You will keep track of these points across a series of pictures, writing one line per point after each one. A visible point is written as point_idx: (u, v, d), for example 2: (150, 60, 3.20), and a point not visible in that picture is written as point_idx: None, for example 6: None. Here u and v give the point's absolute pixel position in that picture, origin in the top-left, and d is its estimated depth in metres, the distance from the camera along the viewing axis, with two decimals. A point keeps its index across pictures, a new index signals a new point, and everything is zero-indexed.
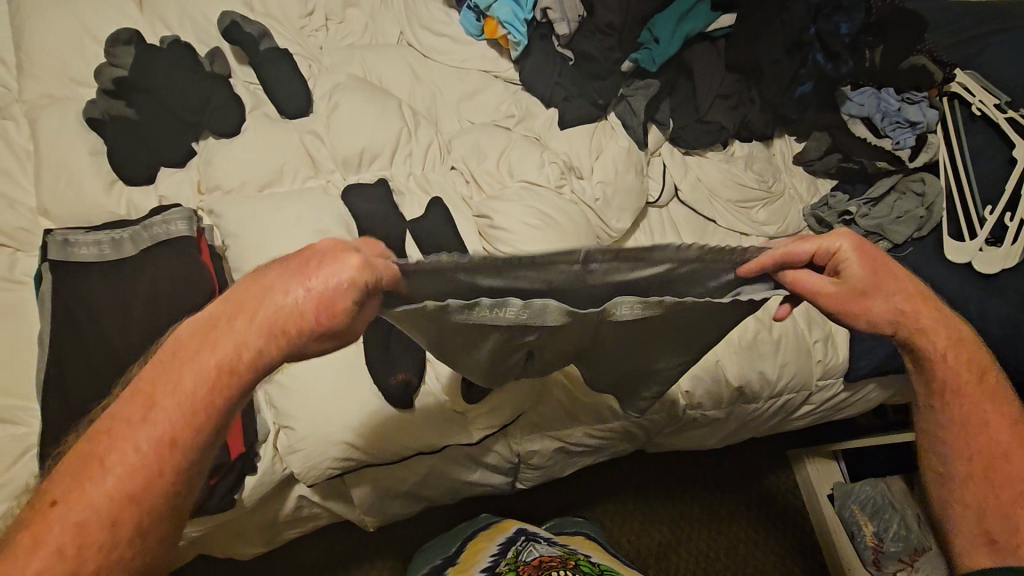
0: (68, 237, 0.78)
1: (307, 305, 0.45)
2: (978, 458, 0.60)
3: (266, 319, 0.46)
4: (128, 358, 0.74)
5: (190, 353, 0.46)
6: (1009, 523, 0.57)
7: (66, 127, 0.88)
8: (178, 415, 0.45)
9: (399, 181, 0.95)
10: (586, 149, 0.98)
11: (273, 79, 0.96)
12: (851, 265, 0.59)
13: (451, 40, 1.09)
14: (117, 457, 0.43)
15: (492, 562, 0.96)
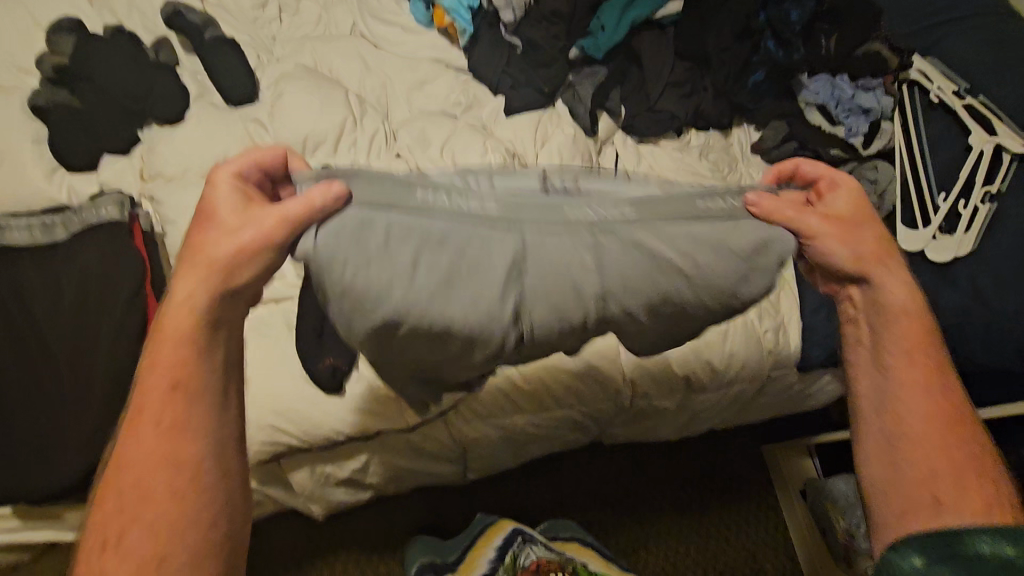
0: (1, 221, 0.79)
1: (215, 221, 0.53)
2: (936, 424, 0.58)
3: (185, 266, 0.53)
4: (57, 341, 0.75)
5: (164, 341, 0.52)
6: (946, 484, 0.56)
7: (11, 115, 0.89)
8: (168, 372, 0.51)
9: (343, 169, 0.95)
10: (531, 138, 0.98)
11: (220, 68, 0.97)
12: (836, 196, 0.62)
13: (402, 30, 1.09)
14: (136, 444, 0.49)
15: (494, 567, 1.01)
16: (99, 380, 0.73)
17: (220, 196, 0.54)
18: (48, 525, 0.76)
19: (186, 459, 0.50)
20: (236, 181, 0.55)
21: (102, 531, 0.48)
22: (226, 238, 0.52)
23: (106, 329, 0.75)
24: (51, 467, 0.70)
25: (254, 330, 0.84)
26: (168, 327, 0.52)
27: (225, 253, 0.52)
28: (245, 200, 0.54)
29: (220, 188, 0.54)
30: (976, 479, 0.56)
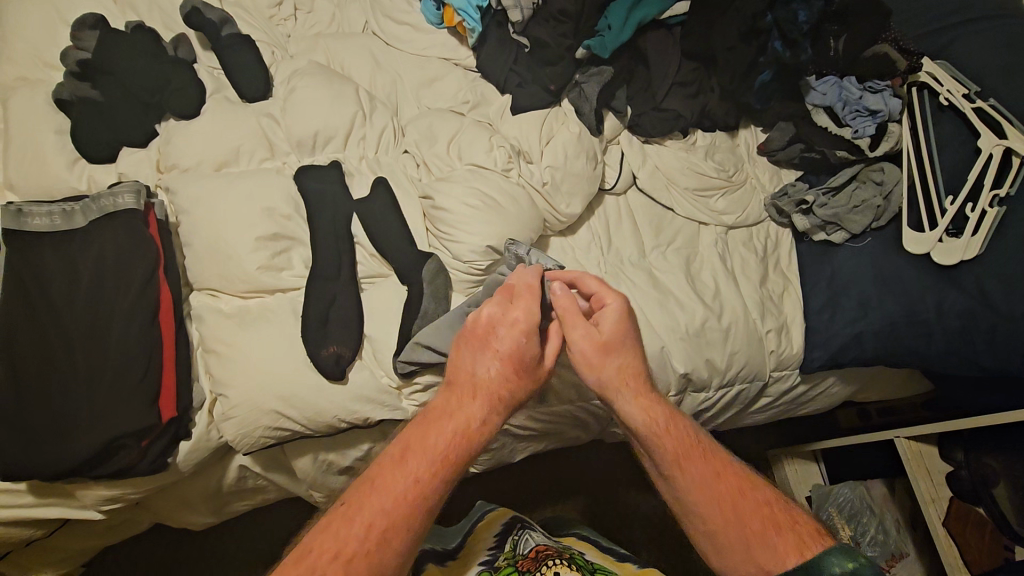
0: (22, 207, 0.81)
1: (500, 359, 0.68)
2: (735, 492, 0.64)
3: (491, 386, 0.67)
4: (72, 323, 0.77)
5: (443, 424, 0.65)
6: (772, 541, 0.60)
7: (36, 107, 0.93)
8: (443, 447, 0.64)
9: (352, 164, 0.98)
10: (536, 135, 0.99)
11: (235, 64, 1.00)
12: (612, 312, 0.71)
13: (412, 28, 1.11)
14: (389, 486, 0.60)
15: (491, 556, 0.98)
16: (112, 362, 0.76)
17: (517, 336, 0.68)
18: (61, 501, 0.79)
19: (412, 518, 0.60)
20: (527, 334, 0.68)
21: (343, 543, 0.57)
22: (510, 380, 0.68)
23: (120, 314, 0.78)
24: (62, 445, 0.73)
25: (261, 317, 0.86)
26: (466, 423, 0.65)
27: (507, 387, 0.68)
28: (528, 351, 0.68)
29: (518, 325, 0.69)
30: (790, 523, 0.62)
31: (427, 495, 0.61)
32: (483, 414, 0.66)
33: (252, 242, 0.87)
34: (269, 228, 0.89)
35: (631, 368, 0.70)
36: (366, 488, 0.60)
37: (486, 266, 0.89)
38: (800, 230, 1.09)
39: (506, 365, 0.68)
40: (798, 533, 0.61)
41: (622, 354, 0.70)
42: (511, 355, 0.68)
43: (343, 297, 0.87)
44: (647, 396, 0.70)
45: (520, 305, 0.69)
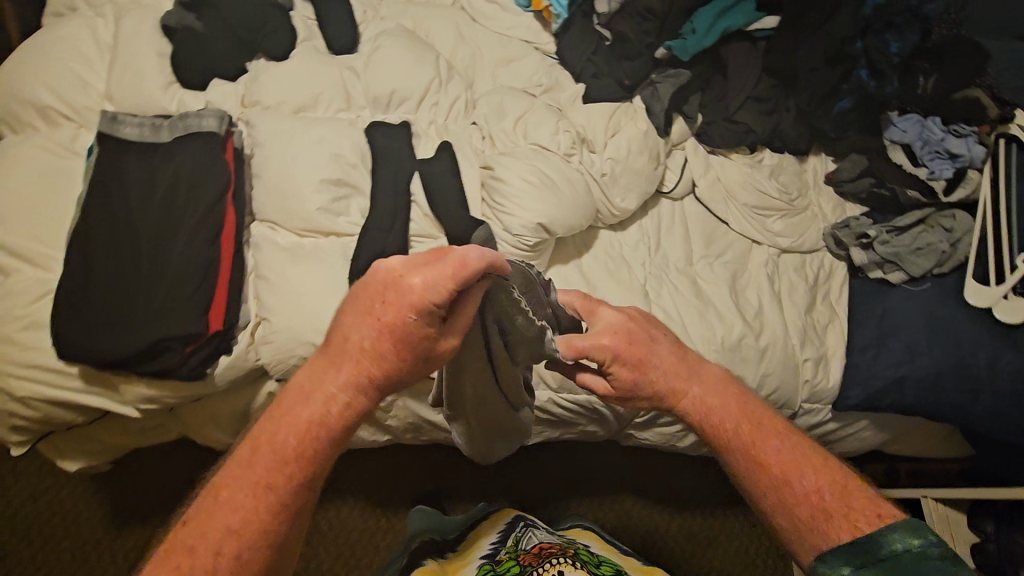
0: (117, 114, 0.87)
1: (382, 344, 0.50)
2: (794, 469, 0.58)
3: (353, 360, 0.51)
4: (141, 227, 0.82)
5: (291, 408, 0.53)
6: (821, 525, 0.55)
7: (143, 30, 1.00)
8: (291, 440, 0.52)
9: (421, 127, 1.01)
10: (602, 126, 0.99)
11: (330, 18, 1.06)
12: (609, 315, 0.70)
13: (500, 8, 1.14)
14: (237, 494, 0.50)
15: (494, 549, 1.00)
16: (171, 269, 0.80)
17: (401, 314, 0.48)
18: (104, 392, 0.84)
19: (257, 544, 0.50)
20: (419, 314, 0.48)
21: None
22: (386, 366, 0.51)
23: (187, 226, 0.82)
24: (115, 336, 0.78)
25: (314, 255, 0.90)
26: (319, 416, 0.52)
27: (389, 376, 0.51)
28: (414, 335, 0.49)
29: (413, 296, 0.48)
30: (847, 507, 0.55)
31: (276, 507, 0.51)
32: (342, 404, 0.52)
33: (316, 182, 0.92)
34: (334, 172, 0.93)
35: (670, 359, 0.66)
36: (213, 498, 0.51)
37: (533, 242, 0.89)
38: (856, 264, 1.06)
39: (378, 343, 0.50)
40: (863, 511, 0.54)
41: (653, 358, 0.66)
42: (385, 333, 0.49)
43: (391, 249, 0.90)
44: (713, 377, 0.67)
45: (420, 270, 0.48)
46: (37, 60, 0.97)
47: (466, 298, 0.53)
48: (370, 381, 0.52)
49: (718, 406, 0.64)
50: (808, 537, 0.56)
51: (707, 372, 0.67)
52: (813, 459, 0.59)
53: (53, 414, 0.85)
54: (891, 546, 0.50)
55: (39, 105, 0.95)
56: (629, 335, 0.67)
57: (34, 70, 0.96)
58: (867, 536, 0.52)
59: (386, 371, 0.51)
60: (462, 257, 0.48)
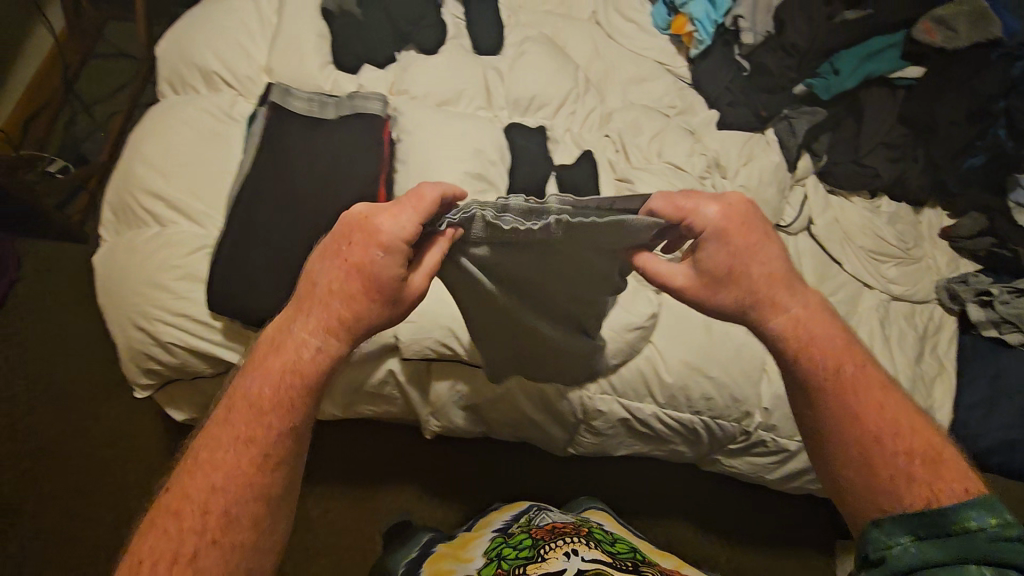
0: (290, 88, 0.92)
1: (353, 281, 0.54)
2: (885, 424, 0.54)
3: (326, 297, 0.55)
4: (302, 197, 0.85)
5: (264, 360, 0.54)
6: (894, 488, 0.52)
7: (305, 10, 1.04)
8: (270, 390, 0.53)
9: (557, 133, 1.04)
10: (736, 152, 1.01)
11: (478, 19, 1.08)
12: (712, 213, 0.60)
13: (638, 28, 1.16)
14: (217, 454, 0.51)
15: (505, 526, 1.01)
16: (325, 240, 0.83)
17: (369, 251, 0.54)
18: (241, 351, 0.89)
19: (246, 499, 0.50)
20: (387, 248, 0.54)
21: (179, 541, 0.48)
22: (359, 301, 0.54)
23: (341, 201, 0.85)
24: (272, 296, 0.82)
25: None
26: (300, 362, 0.53)
27: (363, 317, 0.55)
28: (386, 267, 0.54)
29: (386, 229, 0.54)
30: (932, 475, 0.51)
31: (261, 464, 0.51)
32: (318, 348, 0.54)
33: (460, 175, 0.95)
34: (476, 167, 0.96)
35: (769, 268, 0.59)
36: (196, 462, 0.51)
37: None
38: (970, 321, 1.06)
39: (350, 278, 0.54)
40: (950, 483, 0.51)
41: (745, 264, 0.59)
42: (353, 266, 0.54)
43: None
44: (803, 295, 0.60)
45: (387, 209, 0.55)
46: (207, 30, 1.03)
47: (432, 237, 0.60)
48: (345, 315, 0.54)
49: (818, 329, 0.59)
50: (878, 497, 0.53)
51: (799, 287, 0.60)
52: (906, 418, 0.55)
53: (190, 364, 0.90)
54: (966, 521, 0.48)
55: (206, 73, 1.01)
56: (743, 217, 0.59)
57: (204, 39, 1.02)
58: (944, 506, 0.49)
59: (356, 309, 0.54)
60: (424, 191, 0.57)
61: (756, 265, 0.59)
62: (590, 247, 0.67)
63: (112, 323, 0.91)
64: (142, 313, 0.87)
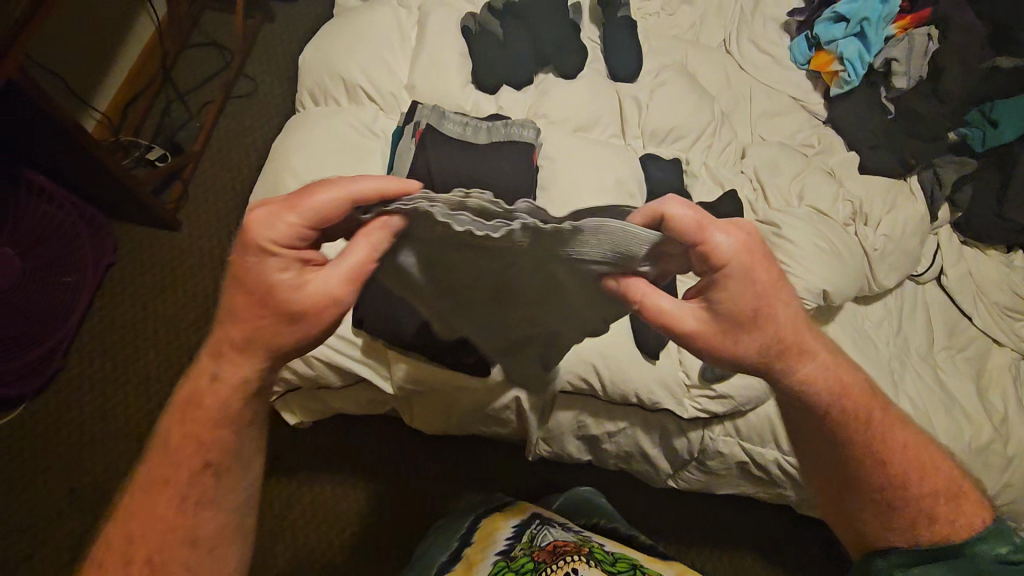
0: (446, 111, 0.92)
1: (264, 307, 0.55)
2: (911, 457, 0.61)
3: (241, 321, 0.56)
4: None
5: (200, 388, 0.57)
6: (923, 522, 0.58)
7: (449, 30, 1.05)
8: (212, 412, 0.56)
9: (693, 167, 1.02)
10: (880, 200, 0.99)
11: (616, 44, 1.07)
12: (727, 243, 0.54)
13: (774, 60, 1.13)
14: (174, 467, 0.56)
15: (509, 547, 0.91)
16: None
17: (251, 259, 0.54)
18: (376, 367, 0.92)
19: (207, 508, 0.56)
20: (267, 252, 0.53)
21: (147, 531, 0.55)
22: (264, 323, 0.55)
23: None
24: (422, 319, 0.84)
25: None
26: (226, 379, 0.57)
27: (286, 333, 0.56)
28: (281, 283, 0.54)
29: (266, 230, 0.53)
30: (953, 509, 0.59)
31: (216, 475, 0.57)
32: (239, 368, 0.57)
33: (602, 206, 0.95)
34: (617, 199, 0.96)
35: (791, 310, 0.59)
36: (154, 474, 0.57)
37: (812, 305, 0.89)
38: None
39: (247, 292, 0.55)
40: (967, 515, 0.58)
41: (763, 306, 0.57)
42: (239, 281, 0.55)
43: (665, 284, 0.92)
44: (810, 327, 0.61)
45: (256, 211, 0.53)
46: (352, 42, 1.04)
47: (352, 246, 0.55)
48: (258, 329, 0.56)
49: (836, 379, 0.61)
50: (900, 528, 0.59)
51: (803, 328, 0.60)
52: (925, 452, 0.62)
53: (326, 375, 0.92)
54: None
55: (350, 86, 1.02)
56: (760, 247, 0.57)
57: (348, 51, 1.03)
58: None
59: (262, 331, 0.56)
60: (331, 187, 0.54)
61: (775, 309, 0.58)
62: (535, 254, 0.57)
63: None
64: None
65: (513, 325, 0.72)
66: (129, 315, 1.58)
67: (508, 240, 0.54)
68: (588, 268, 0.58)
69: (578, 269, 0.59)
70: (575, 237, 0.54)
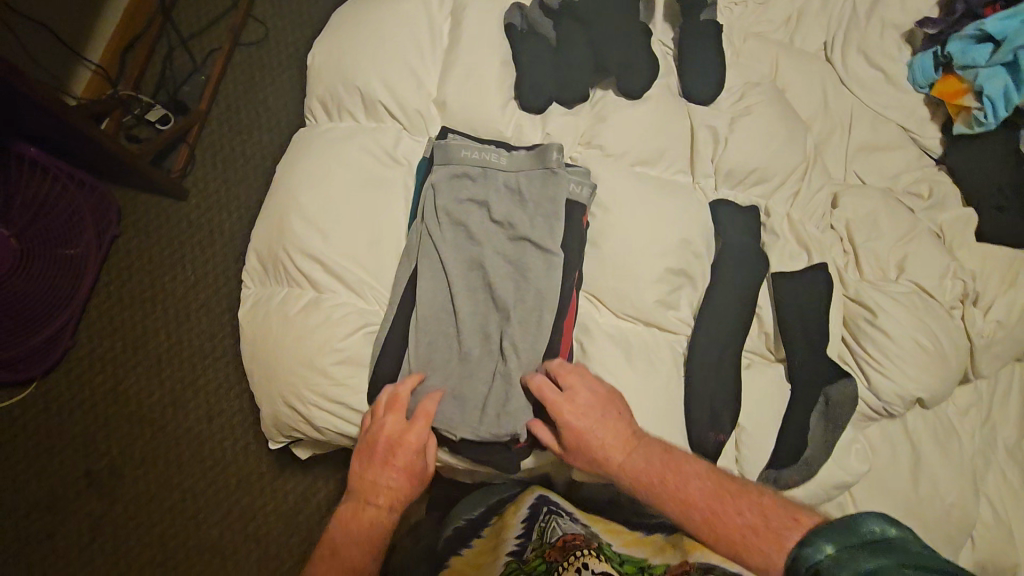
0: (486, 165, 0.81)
1: (395, 467, 0.72)
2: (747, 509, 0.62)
3: (365, 525, 0.71)
4: (490, 270, 0.77)
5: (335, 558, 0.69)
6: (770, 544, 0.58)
7: (490, 30, 0.86)
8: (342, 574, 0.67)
9: (774, 219, 0.86)
10: (999, 276, 0.83)
11: (694, 55, 0.88)
12: (571, 374, 0.73)
13: (885, 77, 0.92)
14: None
15: (519, 545, 0.81)
16: (518, 333, 0.75)
17: (375, 472, 0.72)
18: None
19: None
20: (394, 441, 0.72)
21: None
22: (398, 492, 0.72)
23: (537, 313, 0.76)
24: (451, 412, 0.75)
25: (647, 356, 0.80)
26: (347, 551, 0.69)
27: (401, 492, 0.72)
28: (415, 460, 0.72)
29: (370, 473, 0.72)
30: (786, 526, 0.59)
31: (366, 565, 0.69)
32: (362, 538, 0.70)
33: (660, 272, 0.80)
34: (679, 263, 0.81)
35: (663, 459, 0.68)
36: None
37: (898, 411, 0.78)
38: None
39: (392, 483, 0.72)
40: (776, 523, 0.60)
41: (605, 437, 0.70)
42: (370, 486, 0.72)
43: (727, 371, 0.79)
44: (637, 439, 0.71)
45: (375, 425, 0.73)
46: (369, 40, 0.86)
47: (419, 414, 0.72)
48: (387, 512, 0.72)
49: (660, 474, 0.68)
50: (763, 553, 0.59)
51: (677, 455, 0.69)
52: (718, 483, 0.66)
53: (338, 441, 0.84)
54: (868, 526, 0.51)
55: (369, 98, 0.85)
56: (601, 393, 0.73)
57: (368, 54, 0.86)
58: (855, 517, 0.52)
59: (405, 491, 0.73)
60: (398, 390, 0.74)
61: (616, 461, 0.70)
62: (526, 213, 0.79)
63: (258, 386, 0.85)
64: (298, 393, 0.80)
65: (523, 329, 0.75)
66: (133, 293, 1.37)
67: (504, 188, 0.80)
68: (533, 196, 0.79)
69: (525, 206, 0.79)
70: (542, 162, 0.80)
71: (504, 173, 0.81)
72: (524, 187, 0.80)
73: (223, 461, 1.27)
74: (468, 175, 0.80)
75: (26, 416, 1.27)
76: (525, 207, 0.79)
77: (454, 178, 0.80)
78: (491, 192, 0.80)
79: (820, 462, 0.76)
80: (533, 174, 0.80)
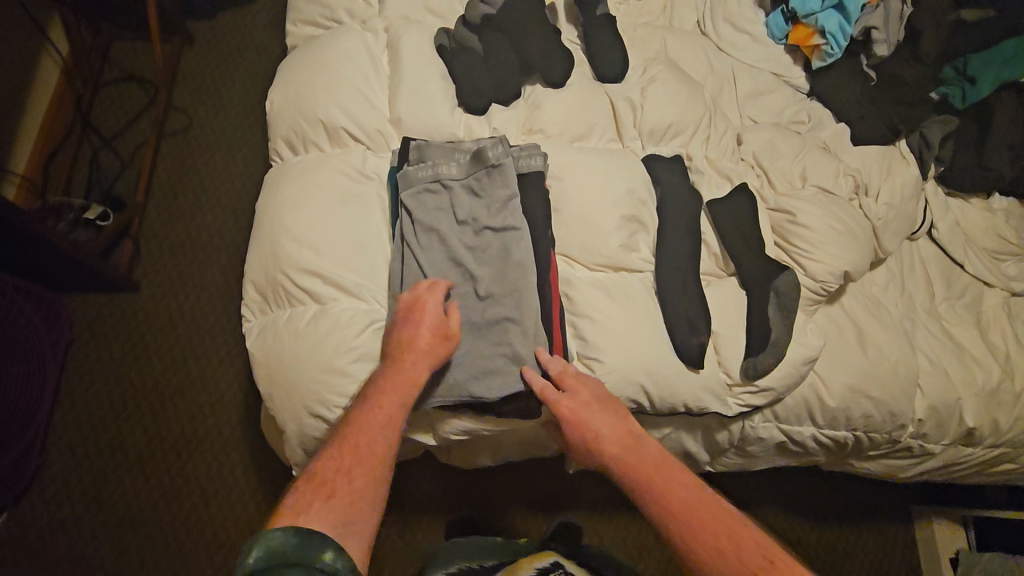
0: (441, 160, 0.89)
1: (422, 326, 0.79)
2: (724, 532, 0.67)
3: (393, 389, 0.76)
4: (465, 265, 0.85)
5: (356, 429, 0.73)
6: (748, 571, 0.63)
7: (426, 51, 0.99)
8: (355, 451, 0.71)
9: (695, 162, 1.02)
10: (878, 168, 1.02)
11: (598, 45, 1.05)
12: (567, 371, 0.82)
13: (750, 38, 1.13)
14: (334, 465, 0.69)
15: None
16: (512, 294, 0.83)
17: (407, 335, 0.79)
18: (424, 425, 0.89)
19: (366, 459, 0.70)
20: (422, 308, 0.80)
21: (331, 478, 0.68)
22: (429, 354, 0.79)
23: (522, 278, 0.83)
24: (464, 381, 0.82)
25: (624, 291, 0.91)
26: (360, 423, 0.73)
27: (429, 353, 0.79)
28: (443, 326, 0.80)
29: (403, 338, 0.79)
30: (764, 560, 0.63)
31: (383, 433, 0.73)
32: (391, 401, 0.75)
33: (618, 220, 0.92)
34: (632, 209, 0.94)
35: (654, 465, 0.75)
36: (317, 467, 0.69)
37: (834, 288, 0.93)
38: None
39: (423, 342, 0.79)
40: (752, 552, 0.64)
41: (601, 435, 0.78)
42: (403, 346, 0.79)
43: (693, 290, 0.92)
44: (634, 444, 0.77)
45: (408, 299, 0.81)
46: (321, 77, 0.97)
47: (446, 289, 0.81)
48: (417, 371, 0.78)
49: (653, 482, 0.73)
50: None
51: (666, 464, 0.75)
52: (702, 499, 0.70)
53: None
54: None
55: (331, 127, 0.95)
56: (602, 397, 0.81)
57: (323, 90, 0.96)
58: None
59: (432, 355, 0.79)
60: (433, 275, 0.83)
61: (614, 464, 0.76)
62: (484, 198, 0.88)
63: (279, 409, 0.88)
64: (322, 399, 0.85)
65: (508, 295, 0.83)
66: (103, 396, 1.29)
67: (461, 173, 0.89)
68: (489, 179, 0.88)
69: (484, 190, 0.88)
70: (494, 146, 0.90)
71: (461, 162, 0.90)
72: (482, 174, 0.89)
73: (231, 541, 1.21)
74: (432, 173, 0.88)
75: (3, 549, 1.17)
76: (485, 190, 0.88)
77: (418, 173, 0.88)
78: (454, 184, 0.88)
79: (785, 342, 0.89)
80: (486, 159, 0.89)
